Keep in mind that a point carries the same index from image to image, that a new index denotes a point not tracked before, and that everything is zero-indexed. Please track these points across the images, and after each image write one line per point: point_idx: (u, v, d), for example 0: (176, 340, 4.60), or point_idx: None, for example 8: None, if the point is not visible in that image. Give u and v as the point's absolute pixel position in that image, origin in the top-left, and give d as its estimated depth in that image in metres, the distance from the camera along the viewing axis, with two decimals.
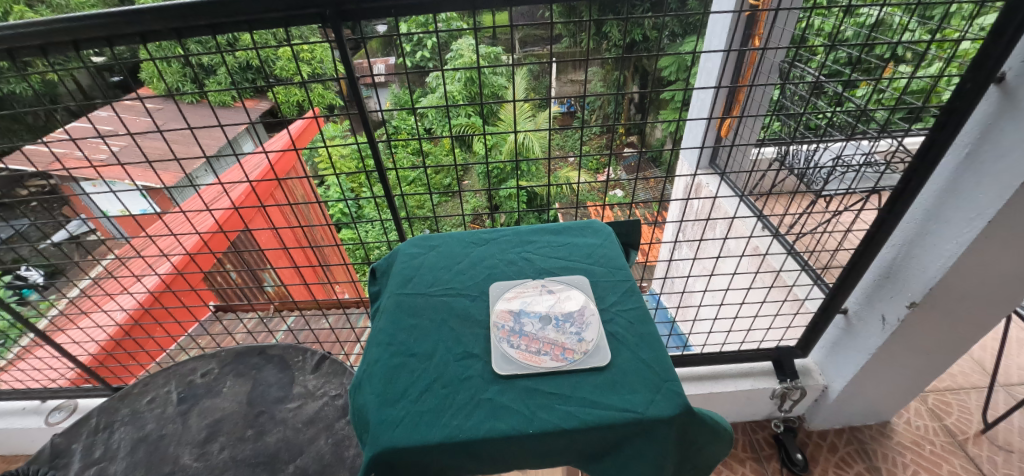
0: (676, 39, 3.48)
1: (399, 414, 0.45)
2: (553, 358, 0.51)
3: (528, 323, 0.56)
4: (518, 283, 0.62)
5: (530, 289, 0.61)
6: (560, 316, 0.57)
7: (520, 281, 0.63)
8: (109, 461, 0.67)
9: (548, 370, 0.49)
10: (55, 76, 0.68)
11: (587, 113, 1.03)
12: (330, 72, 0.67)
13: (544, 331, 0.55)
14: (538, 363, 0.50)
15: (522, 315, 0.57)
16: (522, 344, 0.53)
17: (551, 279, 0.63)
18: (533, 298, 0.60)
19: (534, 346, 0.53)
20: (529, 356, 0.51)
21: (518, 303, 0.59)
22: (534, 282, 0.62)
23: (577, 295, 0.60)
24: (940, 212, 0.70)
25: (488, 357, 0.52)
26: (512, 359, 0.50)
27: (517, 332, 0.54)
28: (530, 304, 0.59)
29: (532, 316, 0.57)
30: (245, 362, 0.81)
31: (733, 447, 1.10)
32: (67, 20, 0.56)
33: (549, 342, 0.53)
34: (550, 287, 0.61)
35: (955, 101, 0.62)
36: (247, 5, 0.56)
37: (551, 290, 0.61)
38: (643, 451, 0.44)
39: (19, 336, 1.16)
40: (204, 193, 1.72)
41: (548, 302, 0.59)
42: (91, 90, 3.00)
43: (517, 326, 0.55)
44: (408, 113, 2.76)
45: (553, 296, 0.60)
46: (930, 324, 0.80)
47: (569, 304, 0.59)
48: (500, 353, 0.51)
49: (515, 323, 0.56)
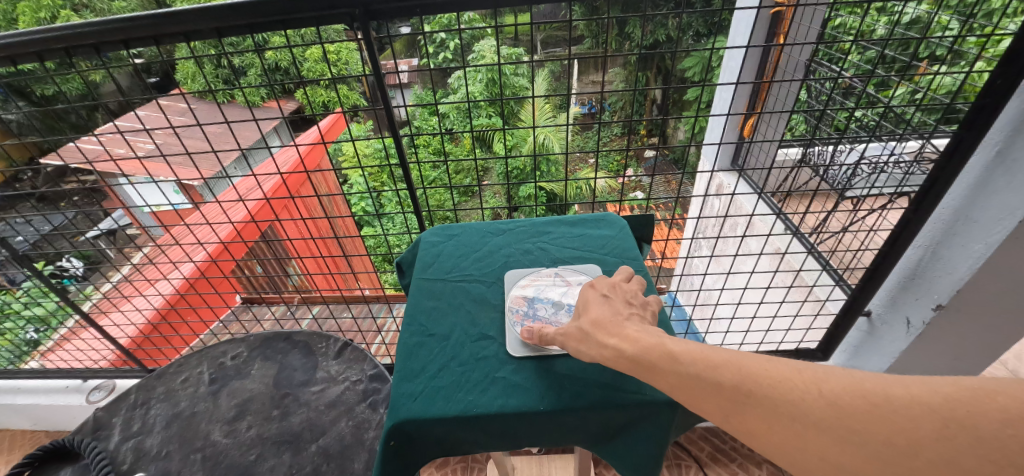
0: (700, 39, 3.42)
1: (417, 389, 0.48)
2: None
3: (542, 308, 0.56)
4: (533, 271, 0.63)
5: (543, 276, 0.62)
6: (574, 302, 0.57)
7: (534, 269, 0.63)
8: (146, 435, 0.71)
9: (559, 353, 0.50)
10: (102, 75, 0.72)
11: (609, 113, 1.03)
12: (358, 72, 0.70)
13: (557, 316, 0.56)
14: (550, 347, 0.51)
15: (534, 299, 0.58)
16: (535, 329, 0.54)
17: (565, 268, 0.63)
18: (546, 283, 0.60)
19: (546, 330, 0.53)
20: (541, 340, 0.52)
21: (533, 288, 0.59)
22: (548, 270, 0.63)
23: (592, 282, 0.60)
24: (969, 212, 0.68)
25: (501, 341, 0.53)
26: (525, 343, 0.52)
27: (529, 316, 0.55)
28: (543, 289, 0.59)
29: (545, 300, 0.57)
30: (272, 347, 0.85)
31: (750, 449, 1.08)
32: (121, 20, 0.60)
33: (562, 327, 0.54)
34: (564, 275, 0.62)
35: (985, 97, 0.61)
36: (281, 5, 0.59)
37: (564, 277, 0.61)
38: (649, 432, 0.46)
39: (66, 319, 1.23)
40: (237, 187, 1.80)
41: (562, 287, 0.60)
42: (132, 90, 3.16)
43: (529, 310, 0.56)
44: (429, 112, 2.81)
45: (567, 282, 0.60)
46: (958, 329, 0.78)
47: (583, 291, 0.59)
48: (514, 337, 0.53)
49: (528, 308, 0.56)
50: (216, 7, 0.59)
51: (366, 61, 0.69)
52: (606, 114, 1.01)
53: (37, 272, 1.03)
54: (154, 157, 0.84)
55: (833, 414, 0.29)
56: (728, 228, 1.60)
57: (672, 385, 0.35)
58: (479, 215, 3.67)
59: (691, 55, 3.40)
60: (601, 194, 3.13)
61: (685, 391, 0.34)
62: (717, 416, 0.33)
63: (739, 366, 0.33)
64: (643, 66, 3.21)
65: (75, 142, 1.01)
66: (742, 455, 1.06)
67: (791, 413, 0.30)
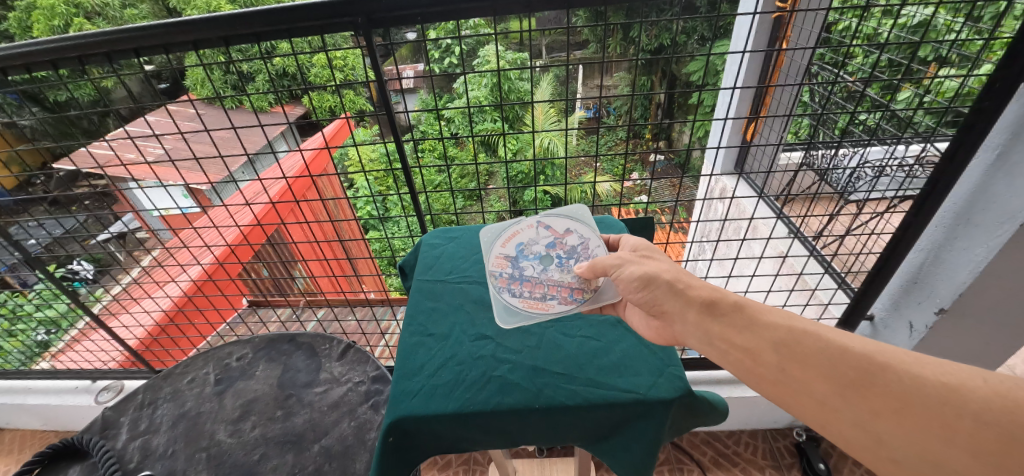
0: (706, 43, 3.42)
1: (415, 387, 0.49)
2: (560, 302, 0.54)
3: (530, 268, 0.58)
4: (513, 225, 0.63)
5: (524, 229, 0.62)
6: (561, 254, 0.58)
7: (514, 222, 0.63)
8: (152, 434, 0.72)
9: (557, 315, 0.53)
10: (113, 82, 0.74)
11: (612, 117, 1.03)
12: (362, 78, 0.71)
13: (547, 272, 0.57)
14: (546, 310, 0.54)
15: (518, 259, 0.59)
16: (527, 293, 0.56)
17: (547, 214, 0.62)
18: (528, 237, 0.61)
19: (539, 291, 0.56)
20: (536, 304, 0.55)
21: (517, 246, 0.60)
22: (529, 220, 0.62)
23: (577, 229, 0.61)
24: (970, 215, 0.68)
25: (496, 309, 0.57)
26: (520, 310, 0.55)
27: (516, 280, 0.57)
28: (527, 245, 0.60)
29: (532, 257, 0.59)
30: (277, 348, 0.86)
31: (752, 454, 1.07)
32: (132, 29, 0.62)
33: (553, 284, 0.56)
34: (547, 223, 0.61)
35: (984, 100, 0.61)
36: (287, 14, 0.60)
37: (547, 226, 0.62)
38: (643, 431, 0.47)
39: (76, 320, 1.25)
40: (245, 190, 1.84)
41: (547, 239, 0.60)
42: (142, 96, 3.22)
43: (515, 274, 0.58)
44: (434, 117, 2.83)
45: (551, 233, 0.61)
46: (963, 333, 0.77)
47: (570, 240, 0.60)
48: (508, 305, 0.56)
49: (515, 270, 0.58)
50: (225, 16, 0.61)
51: (370, 67, 0.71)
52: (608, 118, 1.01)
53: (48, 275, 1.04)
54: (162, 162, 0.85)
55: (1000, 407, 0.31)
56: (732, 232, 1.60)
57: (786, 343, 0.40)
58: (483, 218, 3.70)
59: (696, 58, 3.40)
60: (605, 198, 3.12)
61: (800, 351, 0.39)
62: (844, 391, 0.36)
63: (882, 349, 0.37)
64: (648, 70, 3.21)
65: (86, 147, 1.03)
66: (744, 460, 1.06)
67: (944, 399, 0.33)
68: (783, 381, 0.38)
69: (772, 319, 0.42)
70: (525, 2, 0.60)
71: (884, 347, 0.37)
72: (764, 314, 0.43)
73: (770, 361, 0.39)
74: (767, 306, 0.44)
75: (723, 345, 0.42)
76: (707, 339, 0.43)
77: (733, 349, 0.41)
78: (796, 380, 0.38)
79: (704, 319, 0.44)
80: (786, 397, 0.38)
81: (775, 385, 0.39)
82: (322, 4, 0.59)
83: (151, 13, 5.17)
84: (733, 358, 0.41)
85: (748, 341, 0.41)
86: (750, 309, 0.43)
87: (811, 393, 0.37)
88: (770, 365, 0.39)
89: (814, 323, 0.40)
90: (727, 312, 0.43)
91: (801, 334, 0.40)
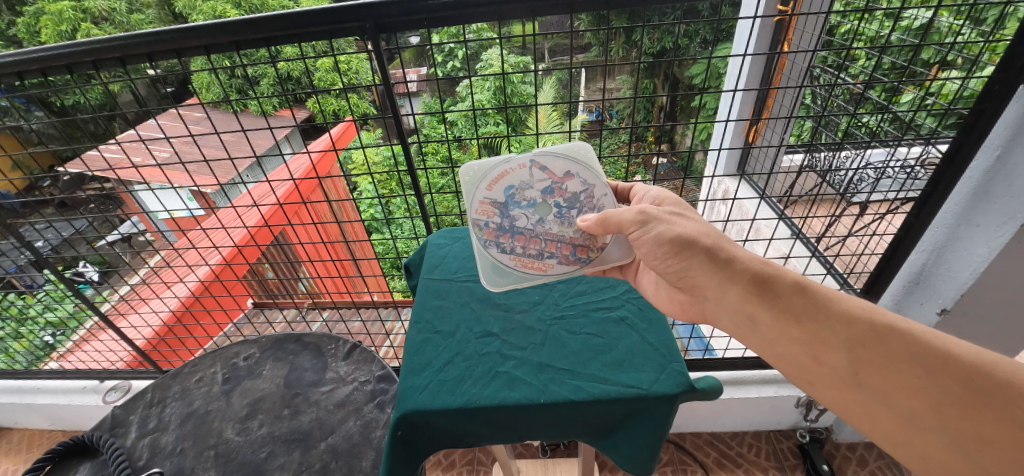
0: (708, 46, 3.43)
1: (422, 382, 0.50)
2: (559, 261, 0.58)
3: (523, 220, 0.59)
4: (500, 163, 0.59)
5: (518, 169, 0.59)
6: (561, 204, 0.59)
7: (503, 160, 0.59)
8: (161, 432, 0.73)
9: (556, 276, 0.57)
10: (124, 86, 0.75)
11: (613, 120, 1.04)
12: (368, 81, 0.73)
13: (543, 225, 0.59)
14: (546, 270, 0.58)
15: (513, 207, 0.59)
16: (524, 251, 0.59)
17: (540, 153, 0.59)
18: (522, 181, 0.59)
19: (536, 248, 0.58)
20: (534, 264, 0.58)
21: (507, 193, 0.59)
22: (520, 160, 0.59)
23: (578, 173, 0.59)
24: (969, 216, 0.69)
25: (487, 269, 0.60)
26: (517, 269, 0.58)
27: (513, 233, 0.59)
28: (522, 191, 0.59)
29: (524, 206, 0.59)
30: (284, 347, 0.87)
31: (756, 455, 1.07)
32: (144, 35, 0.63)
33: (551, 240, 0.58)
34: (539, 164, 0.59)
35: (984, 102, 0.62)
36: (296, 19, 0.62)
37: (544, 167, 0.59)
38: (646, 425, 0.48)
39: (85, 320, 1.27)
40: (253, 191, 1.86)
41: (544, 184, 0.59)
42: (148, 100, 3.26)
43: (509, 224, 0.59)
44: (438, 121, 2.85)
45: (547, 176, 0.59)
46: (966, 334, 0.78)
47: (570, 186, 0.59)
48: (504, 263, 0.59)
49: (506, 221, 0.59)
50: (234, 22, 0.62)
51: (376, 71, 0.72)
52: (610, 121, 1.02)
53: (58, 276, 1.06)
54: (171, 163, 0.87)
55: None
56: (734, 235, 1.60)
57: (859, 342, 0.39)
58: None
59: (698, 62, 3.41)
60: None
61: (876, 354, 0.38)
62: (939, 408, 0.35)
63: (1002, 364, 0.34)
64: (650, 73, 3.23)
65: (94, 150, 1.04)
66: (748, 462, 1.06)
67: None
68: (851, 384, 0.39)
69: (844, 313, 0.41)
70: (528, 7, 0.61)
71: (990, 358, 0.35)
72: (833, 306, 0.42)
73: (837, 362, 0.40)
74: (837, 295, 0.43)
75: (779, 338, 0.43)
76: (753, 325, 0.45)
77: (790, 342, 0.42)
78: (866, 384, 0.38)
79: (761, 308, 0.44)
80: (851, 399, 0.39)
81: (840, 386, 0.40)
82: (329, 10, 0.61)
83: (157, 18, 5.25)
84: (791, 351, 0.43)
85: (812, 336, 0.41)
86: (817, 298, 0.43)
87: (893, 404, 0.37)
88: (838, 366, 0.40)
89: (897, 320, 0.39)
90: (785, 298, 0.44)
91: (883, 332, 0.39)
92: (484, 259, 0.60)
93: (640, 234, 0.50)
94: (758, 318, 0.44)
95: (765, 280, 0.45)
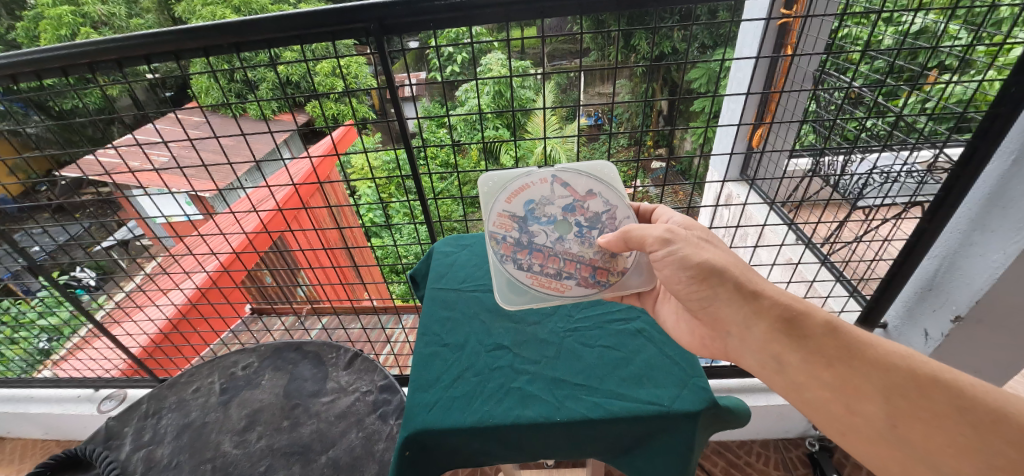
0: (706, 51, 3.47)
1: (432, 398, 0.48)
2: (578, 283, 0.55)
3: (544, 237, 0.58)
4: (522, 178, 0.60)
5: (539, 184, 0.60)
6: (583, 223, 0.58)
7: (524, 174, 0.59)
8: (156, 445, 0.71)
9: (575, 297, 0.54)
10: (121, 90, 0.74)
11: (618, 124, 1.03)
12: (368, 84, 0.71)
13: (564, 244, 0.57)
14: (564, 291, 0.55)
15: (532, 222, 0.58)
16: (541, 270, 0.57)
17: (564, 170, 0.60)
18: (543, 196, 0.59)
19: (555, 268, 0.56)
20: (552, 285, 0.56)
21: (527, 209, 0.59)
22: (544, 174, 0.59)
23: (600, 192, 0.59)
24: (985, 221, 0.68)
25: (502, 286, 0.57)
26: (532, 289, 0.56)
27: (531, 249, 0.57)
28: (542, 206, 0.59)
29: (545, 222, 0.58)
30: (283, 357, 0.85)
31: (765, 465, 1.05)
32: (141, 38, 0.62)
33: (570, 260, 0.57)
34: (563, 181, 0.59)
35: (999, 107, 0.60)
36: (299, 19, 0.60)
37: (566, 184, 0.60)
38: (667, 444, 0.47)
39: (80, 327, 1.24)
40: (253, 195, 1.84)
41: (566, 201, 0.59)
42: None
43: (528, 240, 0.58)
44: (439, 125, 2.85)
45: (570, 193, 0.59)
46: (981, 343, 0.76)
47: (592, 206, 0.59)
48: (518, 281, 0.56)
49: (525, 237, 0.58)
50: (234, 22, 0.60)
51: (375, 74, 0.71)
52: (614, 125, 1.00)
53: (53, 283, 1.02)
54: (170, 169, 0.85)
55: None
56: (738, 239, 1.59)
57: (896, 392, 0.37)
58: None
59: (697, 67, 3.44)
60: None
61: (915, 406, 0.36)
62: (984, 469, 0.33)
63: None
64: (649, 78, 3.26)
65: (92, 155, 0.99)
66: (756, 471, 1.04)
67: None
68: (886, 438, 0.37)
69: (880, 359, 0.39)
70: (537, 8, 0.60)
71: None
72: (867, 350, 0.40)
73: (874, 413, 0.37)
74: (870, 338, 0.41)
75: (809, 383, 0.41)
76: (779, 366, 0.43)
77: (820, 387, 0.40)
78: (903, 438, 0.36)
79: (789, 348, 0.42)
80: (888, 456, 0.37)
81: (876, 440, 0.37)
82: (332, 10, 0.59)
83: (156, 23, 5.28)
84: (820, 397, 0.40)
85: (846, 382, 0.39)
86: (849, 340, 0.41)
87: (937, 464, 0.35)
88: (874, 419, 0.37)
89: (938, 369, 0.38)
90: (815, 339, 0.42)
91: (925, 382, 0.37)
92: (498, 277, 0.58)
93: (663, 253, 0.49)
94: (785, 359, 0.42)
95: (794, 317, 0.43)
